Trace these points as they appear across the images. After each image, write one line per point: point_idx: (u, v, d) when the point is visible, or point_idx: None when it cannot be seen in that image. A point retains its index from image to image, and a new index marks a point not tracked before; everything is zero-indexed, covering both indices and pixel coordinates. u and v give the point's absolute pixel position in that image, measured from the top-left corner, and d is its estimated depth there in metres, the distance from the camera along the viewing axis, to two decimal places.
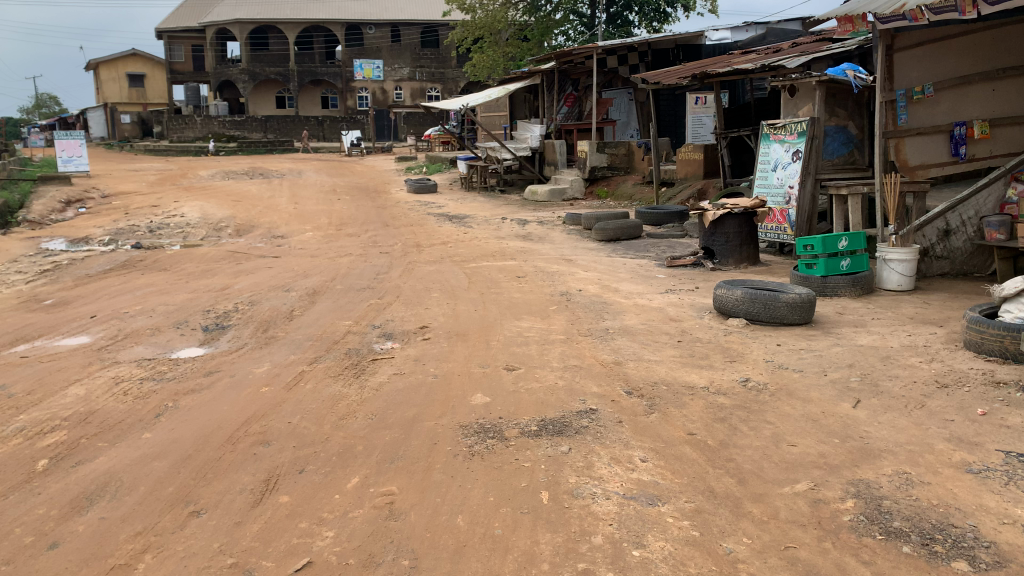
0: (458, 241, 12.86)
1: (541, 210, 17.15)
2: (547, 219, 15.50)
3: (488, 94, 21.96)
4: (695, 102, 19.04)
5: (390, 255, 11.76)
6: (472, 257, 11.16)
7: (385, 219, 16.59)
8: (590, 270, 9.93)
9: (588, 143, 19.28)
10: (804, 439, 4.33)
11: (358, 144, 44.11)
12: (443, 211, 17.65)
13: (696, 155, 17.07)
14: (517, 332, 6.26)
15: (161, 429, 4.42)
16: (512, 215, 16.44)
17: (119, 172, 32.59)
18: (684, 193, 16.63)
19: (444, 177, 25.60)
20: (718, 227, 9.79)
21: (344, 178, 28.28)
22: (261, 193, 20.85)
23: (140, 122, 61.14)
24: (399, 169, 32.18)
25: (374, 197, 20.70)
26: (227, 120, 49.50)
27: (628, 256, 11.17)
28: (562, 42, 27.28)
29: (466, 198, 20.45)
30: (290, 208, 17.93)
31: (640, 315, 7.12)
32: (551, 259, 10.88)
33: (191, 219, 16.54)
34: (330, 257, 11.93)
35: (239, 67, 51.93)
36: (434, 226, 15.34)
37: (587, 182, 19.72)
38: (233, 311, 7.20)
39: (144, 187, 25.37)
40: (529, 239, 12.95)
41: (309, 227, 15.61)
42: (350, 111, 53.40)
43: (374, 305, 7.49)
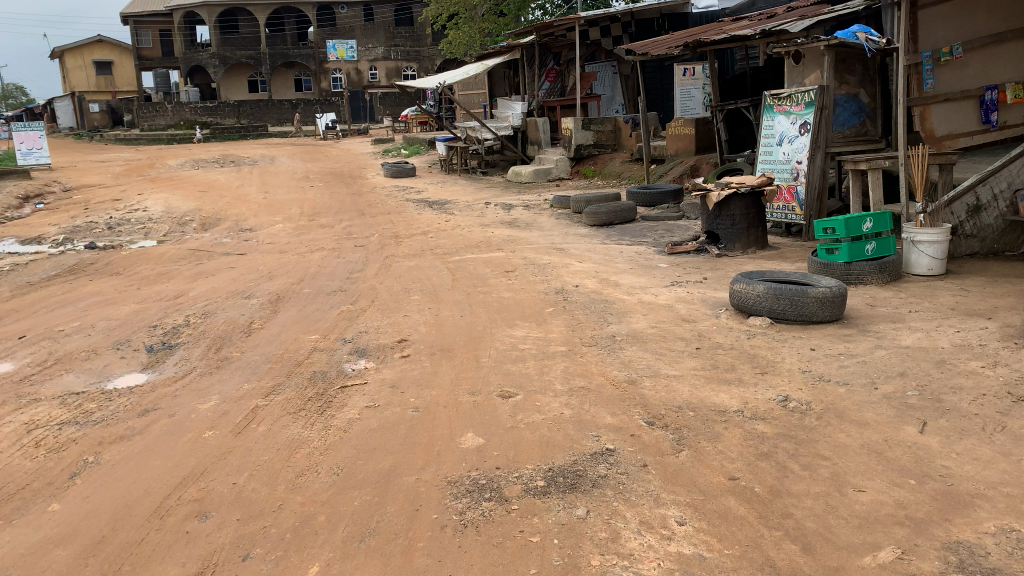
0: (440, 231, 11.96)
1: (526, 193, 16.25)
2: (533, 202, 14.61)
3: (465, 70, 20.93)
4: (683, 73, 18.17)
5: (366, 248, 10.85)
6: (455, 248, 10.27)
7: (361, 207, 15.64)
8: (584, 260, 9.07)
9: (573, 120, 18.34)
10: (873, 482, 3.52)
11: (334, 127, 42.86)
12: (422, 197, 16.70)
13: (687, 129, 16.18)
14: (511, 344, 5.41)
15: (74, 497, 3.54)
16: (495, 199, 15.52)
17: (84, 163, 31.28)
18: (676, 170, 15.75)
19: (423, 160, 24.58)
20: (723, 209, 8.93)
21: (318, 163, 27.19)
22: (229, 182, 19.77)
23: (109, 111, 59.43)
24: (376, 152, 31.09)
25: (350, 183, 19.69)
26: (198, 106, 48.00)
27: (624, 242, 10.30)
28: (540, 16, 26.22)
29: (447, 181, 19.48)
30: (260, 198, 16.93)
31: (647, 315, 6.28)
32: (540, 248, 10.01)
33: (154, 212, 15.52)
34: (301, 253, 11.01)
35: (209, 51, 50.38)
36: (414, 214, 14.41)
37: (573, 161, 18.80)
38: (183, 326, 6.29)
39: (109, 179, 24.19)
40: (516, 226, 12.06)
41: (281, 219, 14.65)
42: (325, 94, 51.99)
43: (347, 314, 6.60)
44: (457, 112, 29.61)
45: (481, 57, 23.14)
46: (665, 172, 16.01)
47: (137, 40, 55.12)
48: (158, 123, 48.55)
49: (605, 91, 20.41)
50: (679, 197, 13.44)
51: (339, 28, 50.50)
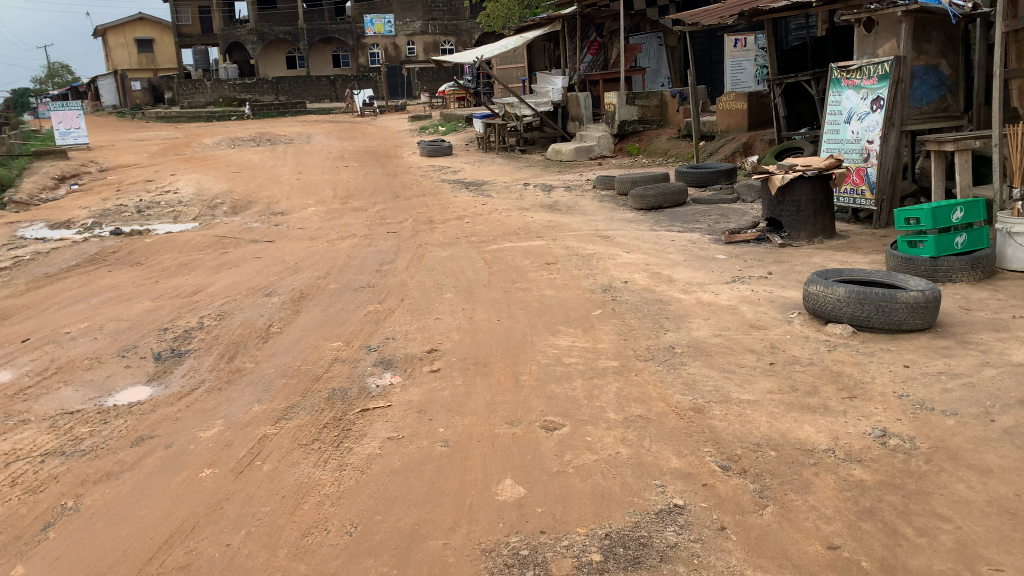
0: (476, 215, 11.32)
1: (567, 173, 15.50)
2: (575, 183, 13.87)
3: (504, 44, 20.12)
4: (734, 44, 17.24)
5: (399, 235, 10.28)
6: (492, 236, 9.63)
7: (396, 189, 15.07)
8: (632, 250, 8.36)
9: (617, 95, 17.47)
10: (1013, 559, 2.81)
11: (371, 103, 42.38)
12: (459, 177, 16.06)
13: (739, 104, 15.25)
14: (556, 357, 4.77)
15: (43, 558, 3.00)
16: (534, 180, 14.83)
17: (122, 143, 31.22)
18: (727, 148, 14.86)
19: (460, 137, 23.90)
20: (788, 194, 8.13)
21: (354, 142, 26.68)
22: (262, 162, 19.33)
23: (150, 89, 59.75)
24: (413, 129, 30.49)
25: (385, 163, 19.11)
26: (236, 83, 47.87)
27: (675, 228, 9.55)
28: None
29: (484, 160, 18.80)
30: (293, 179, 16.46)
31: (708, 320, 5.58)
32: (584, 236, 9.31)
33: (185, 195, 15.14)
34: (332, 239, 10.48)
35: (247, 28, 50.15)
36: (450, 196, 13.79)
37: (616, 138, 17.97)
38: (197, 329, 5.77)
39: (145, 158, 23.99)
40: (557, 210, 11.36)
41: (313, 201, 14.14)
42: (362, 70, 51.52)
43: (374, 315, 6.01)
44: (495, 88, 28.82)
45: (520, 29, 22.28)
46: (716, 150, 15.13)
47: (176, 17, 55.09)
48: (197, 101, 48.55)
49: (650, 63, 19.73)
50: (732, 177, 12.59)
51: (377, 3, 49.96)
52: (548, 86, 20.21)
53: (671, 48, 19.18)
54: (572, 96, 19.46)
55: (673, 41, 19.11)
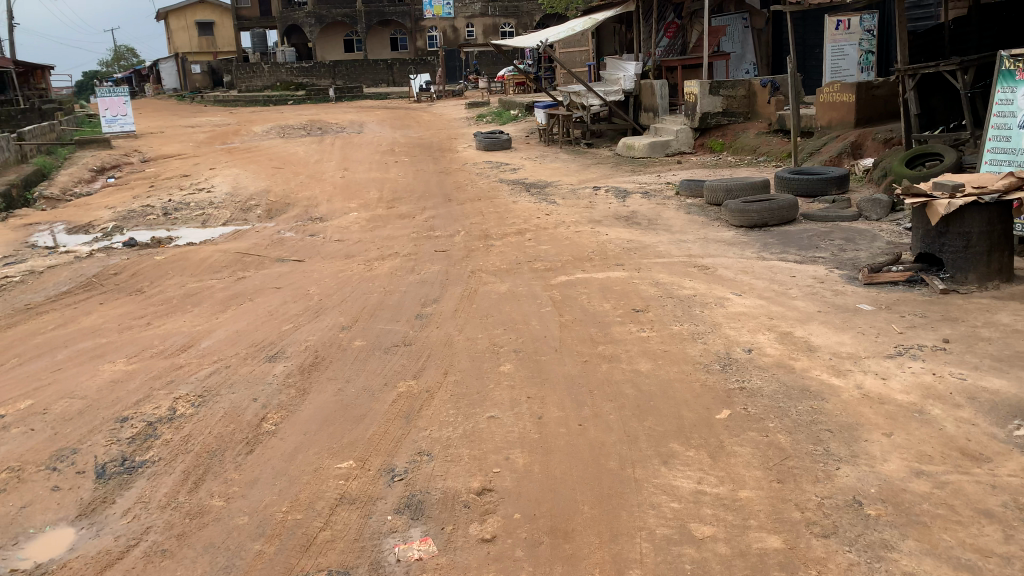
0: (541, 231, 9.63)
1: (642, 174, 13.67)
2: (654, 189, 12.05)
3: (570, 27, 18.20)
4: (834, 27, 15.17)
5: (450, 256, 8.67)
6: (561, 261, 7.93)
7: (450, 190, 13.49)
8: (742, 291, 6.56)
9: (698, 84, 15.50)
10: None
11: (428, 88, 40.96)
12: (519, 177, 14.38)
13: (845, 96, 13.15)
14: (678, 524, 3.06)
15: None
16: (606, 183, 13.06)
17: (173, 130, 30.40)
18: (832, 147, 12.81)
19: (520, 128, 22.16)
20: (954, 225, 6.20)
21: (408, 132, 25.25)
22: (308, 155, 17.99)
23: (210, 72, 59.56)
24: (470, 117, 28.90)
25: (438, 157, 17.54)
26: (294, 66, 47.00)
27: (790, 256, 7.69)
28: None
29: (547, 156, 17.05)
30: (339, 176, 15.04)
31: (890, 438, 3.77)
32: (675, 266, 7.54)
33: (219, 194, 13.83)
34: (371, 258, 8.93)
35: (305, 11, 49.08)
36: (510, 201, 12.14)
37: (696, 132, 16.04)
38: (163, 422, 4.20)
39: (190, 148, 22.98)
40: (638, 226, 9.58)
41: (357, 205, 12.65)
42: (420, 53, 50.20)
43: (407, 402, 4.36)
44: (558, 73, 26.98)
45: (588, 10, 20.31)
46: (817, 150, 13.09)
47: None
48: (254, 85, 47.85)
49: (734, 48, 18.05)
50: (846, 185, 10.61)
51: None
52: (619, 73, 18.24)
53: (758, 31, 17.61)
54: (647, 84, 17.50)
55: (760, 23, 17.57)
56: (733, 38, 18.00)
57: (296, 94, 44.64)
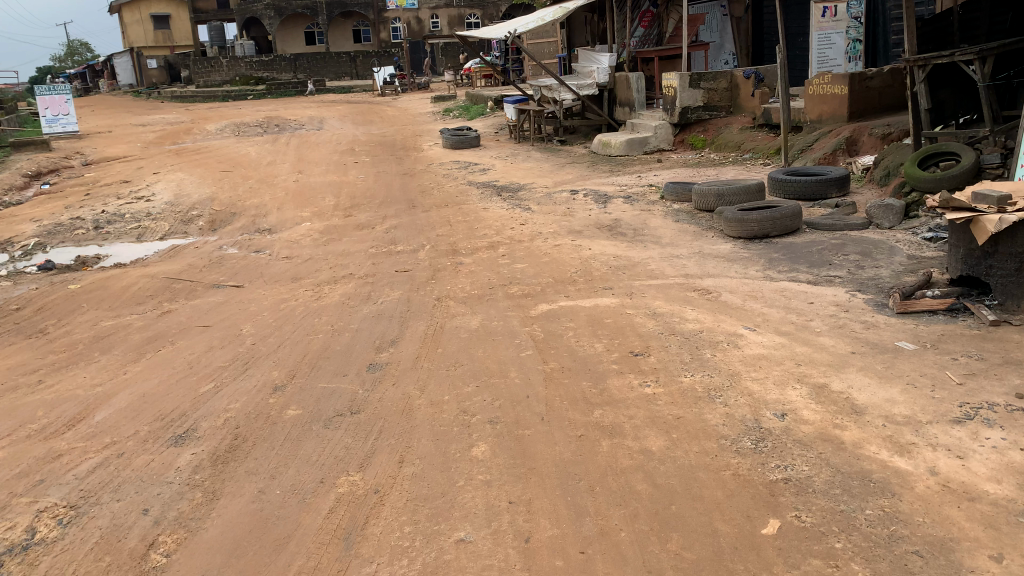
0: (515, 245, 8.58)
1: (621, 174, 12.66)
2: (636, 192, 11.05)
3: (540, 16, 17.11)
4: (821, 14, 14.70)
5: (412, 277, 7.58)
6: (540, 284, 6.90)
7: (414, 195, 12.39)
8: (755, 324, 5.57)
9: (678, 76, 14.54)
10: None
11: (393, 81, 39.68)
12: (489, 180, 13.32)
13: (836, 87, 12.26)
14: None
15: None
16: (583, 185, 12.05)
17: (122, 129, 28.78)
18: (825, 143, 11.92)
19: (488, 123, 21.09)
20: (1005, 241, 5.30)
21: (370, 127, 24.04)
22: (260, 156, 16.73)
23: (166, 66, 57.50)
24: (436, 111, 27.73)
25: (401, 157, 16.41)
26: (254, 60, 45.38)
27: (801, 275, 6.73)
28: None
29: (518, 154, 16.00)
30: (294, 180, 13.87)
31: (1003, 565, 2.78)
32: (671, 289, 6.54)
33: (159, 203, 12.58)
34: (322, 281, 7.82)
35: (264, 2, 47.41)
36: (479, 207, 11.09)
37: (676, 127, 15.08)
38: (12, 555, 3.09)
39: (137, 149, 21.54)
40: (623, 238, 8.58)
41: (311, 213, 11.51)
42: (383, 45, 48.79)
43: (348, 512, 3.29)
44: (527, 63, 25.89)
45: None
46: (809, 146, 12.19)
47: None
48: (212, 79, 46.13)
49: (712, 37, 17.37)
50: (847, 186, 9.70)
51: None
52: (592, 65, 17.20)
53: (737, 19, 16.79)
54: (621, 77, 16.45)
55: (739, 11, 16.77)
56: (711, 27, 17.37)
57: (256, 88, 43.04)
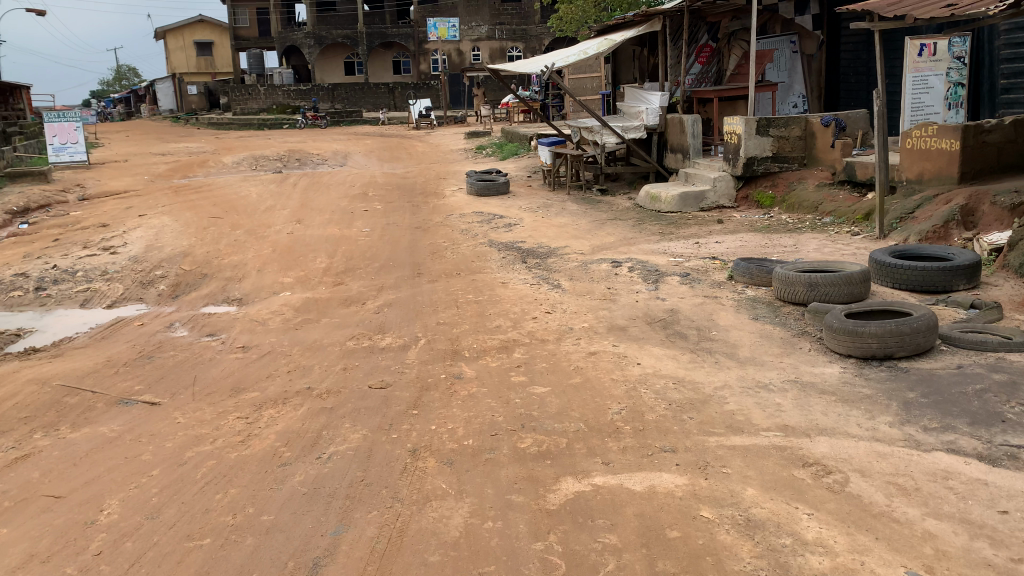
0: (535, 350, 6.40)
1: (674, 240, 10.45)
2: (694, 267, 8.84)
3: (582, 49, 15.11)
4: (916, 52, 12.04)
5: (386, 403, 5.42)
6: (565, 435, 4.68)
7: (423, 257, 10.30)
8: (923, 565, 3.28)
9: (742, 121, 12.37)
10: None
11: (428, 114, 38.06)
12: (513, 238, 11.22)
13: (944, 142, 9.97)
14: None
15: None
16: (627, 253, 9.87)
17: (140, 158, 27.44)
18: (931, 210, 9.58)
19: (521, 166, 19.08)
20: None
21: (395, 166, 22.25)
22: (262, 198, 14.89)
23: (207, 93, 56.95)
24: (468, 149, 25.83)
25: (419, 205, 14.39)
26: (291, 89, 44.34)
27: (964, 441, 4.42)
28: None
29: (551, 205, 13.88)
30: (288, 232, 11.92)
31: None
32: (764, 461, 4.27)
33: (124, 257, 10.71)
34: (267, 399, 5.70)
35: (304, 32, 46.48)
36: (498, 279, 8.95)
37: (737, 181, 12.87)
38: None
39: (143, 183, 19.97)
40: (682, 345, 6.33)
41: (294, 278, 9.50)
42: (423, 77, 47.41)
43: None
44: (568, 100, 23.97)
45: (601, 30, 17.21)
46: (909, 214, 9.88)
47: (234, 18, 52.76)
48: (247, 107, 45.19)
49: (779, 77, 15.09)
50: (976, 277, 7.37)
51: (441, 6, 45.60)
52: (640, 105, 15.10)
53: (809, 56, 15.17)
54: (674, 120, 14.32)
55: (809, 48, 15.13)
56: (778, 66, 15.12)
57: (290, 118, 41.95)
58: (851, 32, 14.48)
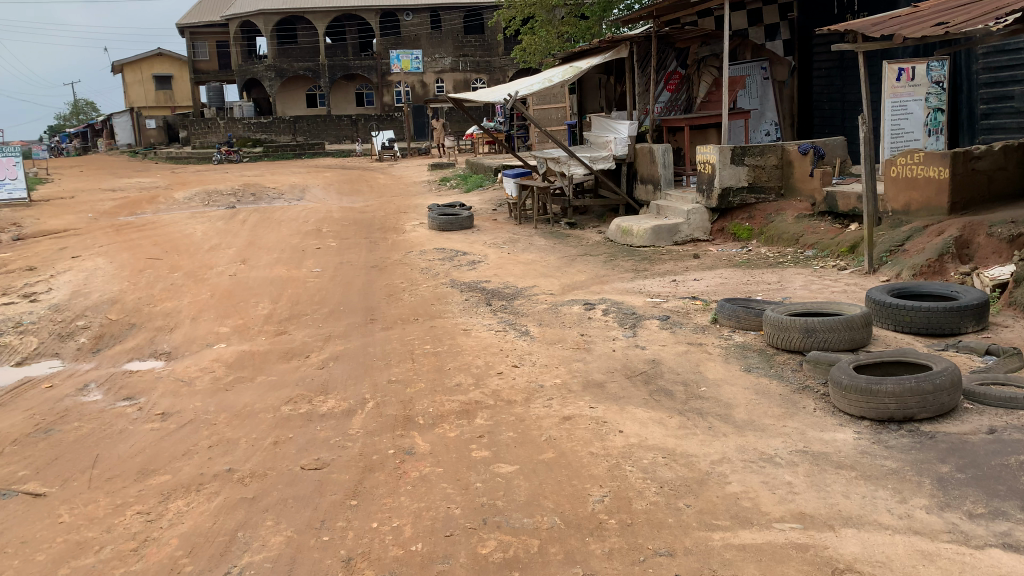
0: (499, 415, 5.50)
1: (649, 278, 9.69)
2: (674, 309, 8.06)
3: (547, 77, 14.46)
4: (893, 77, 11.66)
5: (320, 492, 4.49)
6: (536, 535, 3.80)
7: (377, 301, 9.38)
8: None
9: (717, 149, 11.76)
10: None
11: (392, 146, 37.21)
12: (477, 278, 10.37)
13: (932, 169, 9.39)
14: None
15: None
16: (600, 293, 9.06)
17: (87, 195, 26.17)
18: (923, 241, 8.94)
19: (486, 198, 18.30)
20: None
21: (355, 200, 21.33)
22: (207, 236, 13.88)
23: (165, 127, 55.63)
24: (432, 181, 25.04)
25: (376, 241, 13.49)
26: (251, 122, 43.32)
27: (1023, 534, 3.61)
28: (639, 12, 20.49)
29: (517, 240, 13.07)
30: (231, 274, 10.94)
31: None
32: (784, 569, 3.42)
33: (42, 305, 9.63)
34: (177, 486, 4.73)
35: (265, 64, 45.64)
36: (459, 325, 8.05)
37: (713, 213, 12.20)
38: None
39: (85, 222, 18.80)
40: (668, 407, 5.49)
41: (232, 328, 8.52)
42: (387, 109, 46.64)
43: None
44: (533, 130, 23.37)
45: (566, 58, 16.62)
46: (899, 246, 9.23)
47: (193, 51, 51.76)
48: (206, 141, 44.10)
49: (751, 104, 14.82)
50: (985, 317, 6.68)
51: (404, 38, 45.03)
52: (608, 134, 14.45)
53: (780, 82, 14.68)
54: (644, 149, 13.67)
55: (781, 74, 14.68)
56: (750, 93, 14.83)
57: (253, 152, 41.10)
58: (824, 58, 13.99)
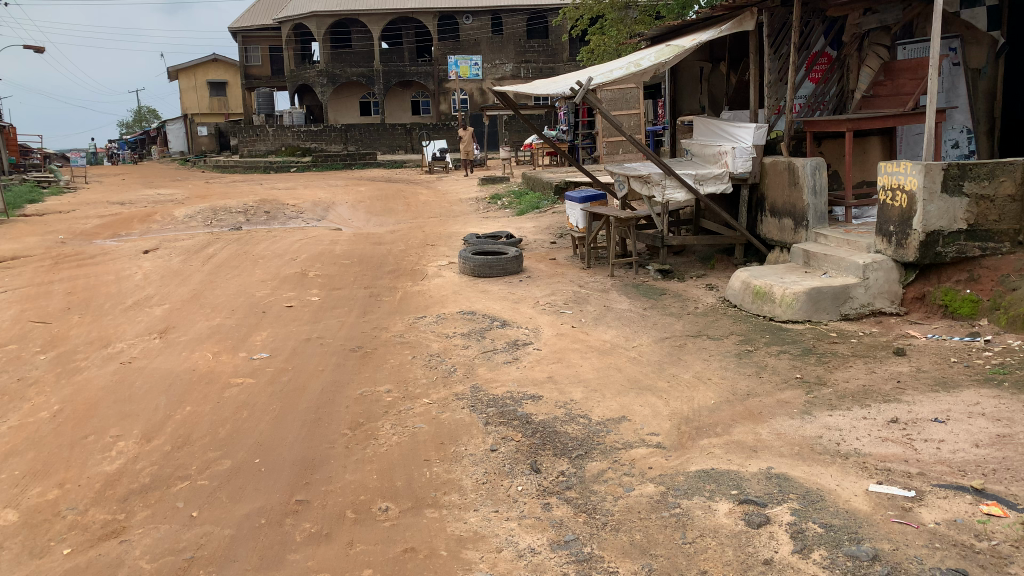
0: None
1: (840, 412, 5.15)
2: (954, 541, 3.51)
3: (635, 60, 10.00)
4: None
5: None
6: None
7: (326, 445, 5.04)
8: None
9: (922, 169, 7.12)
10: None
11: (444, 155, 33.01)
12: (518, 386, 5.96)
13: None
14: None
15: None
16: (759, 456, 4.54)
17: (87, 209, 22.69)
18: None
19: (542, 226, 13.91)
20: None
21: (383, 222, 17.20)
22: (147, 281, 9.82)
23: (216, 134, 52.97)
24: (481, 199, 20.75)
25: (379, 295, 9.24)
26: (301, 129, 39.77)
27: None
28: None
29: (586, 300, 8.65)
30: (123, 362, 6.77)
31: None
32: None
33: None
34: None
35: (315, 69, 42.17)
36: (465, 557, 3.65)
37: (905, 270, 7.58)
38: None
39: (48, 246, 15.10)
40: None
41: (24, 518, 4.31)
42: (442, 118, 42.51)
43: None
44: (599, 141, 19.02)
45: (655, 37, 12.23)
46: None
47: (244, 57, 48.88)
48: (253, 149, 41.00)
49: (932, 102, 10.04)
50: None
51: (462, 42, 40.87)
52: (721, 142, 9.92)
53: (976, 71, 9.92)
54: (781, 165, 9.10)
55: (978, 59, 9.87)
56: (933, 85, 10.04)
57: (303, 161, 37.54)
58: None
